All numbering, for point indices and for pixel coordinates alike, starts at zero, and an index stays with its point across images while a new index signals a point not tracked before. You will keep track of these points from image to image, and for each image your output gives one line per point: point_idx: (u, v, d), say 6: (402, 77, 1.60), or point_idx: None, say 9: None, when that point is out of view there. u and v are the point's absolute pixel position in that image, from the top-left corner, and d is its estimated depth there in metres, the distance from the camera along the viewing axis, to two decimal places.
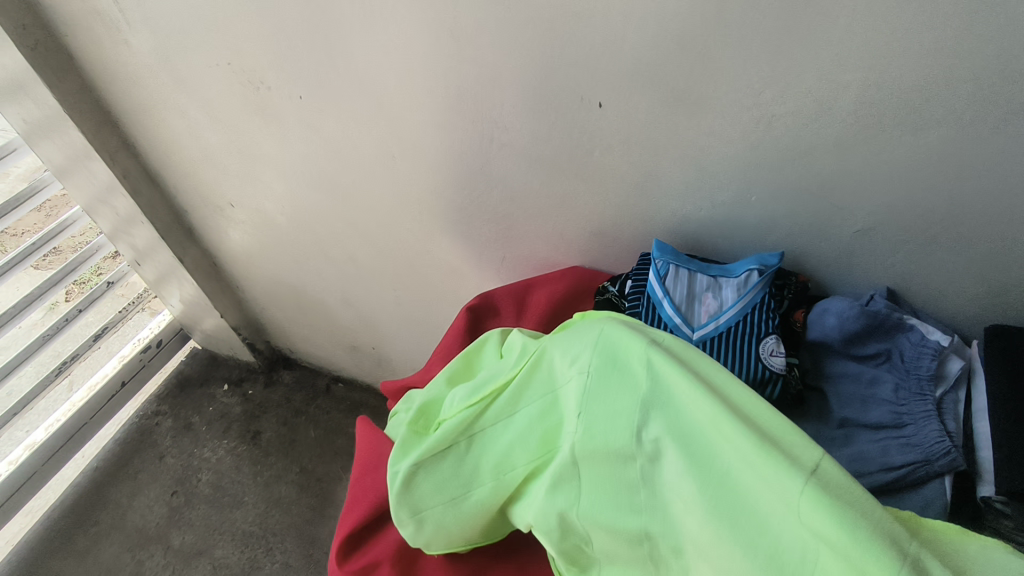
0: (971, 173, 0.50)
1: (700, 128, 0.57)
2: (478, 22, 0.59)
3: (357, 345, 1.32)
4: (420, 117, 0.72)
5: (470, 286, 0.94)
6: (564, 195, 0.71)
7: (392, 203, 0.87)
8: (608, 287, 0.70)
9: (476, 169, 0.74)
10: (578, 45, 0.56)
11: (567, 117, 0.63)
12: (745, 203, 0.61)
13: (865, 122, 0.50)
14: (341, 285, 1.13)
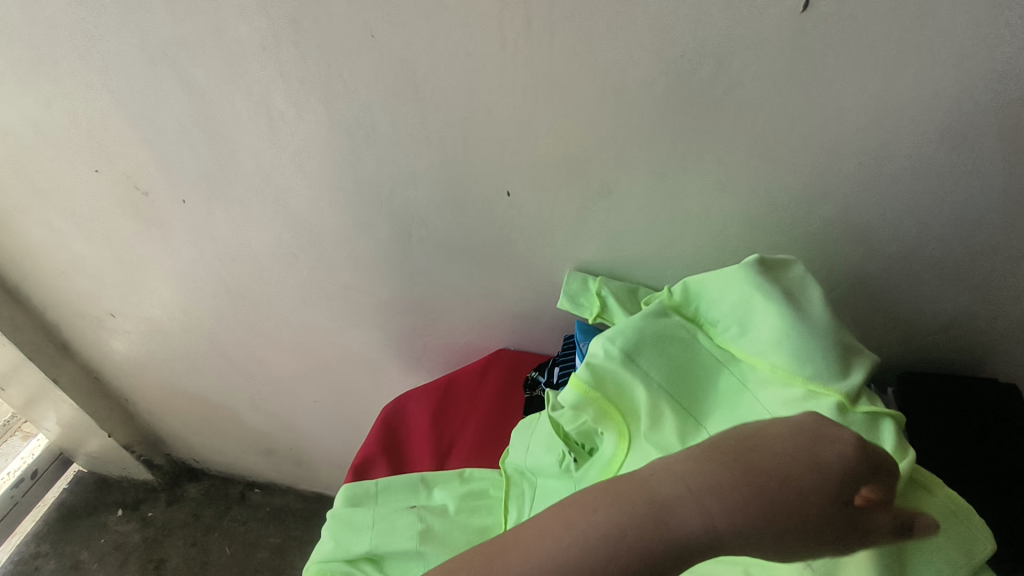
0: (867, 238, 0.52)
1: (612, 211, 0.57)
2: (374, 120, 0.56)
3: (272, 448, 1.21)
4: (321, 215, 0.67)
5: (392, 377, 0.89)
6: (482, 282, 0.69)
7: (298, 301, 0.81)
8: (538, 378, 0.68)
9: (387, 262, 0.70)
10: (481, 139, 0.55)
11: (476, 208, 0.61)
12: (663, 278, 0.61)
13: (765, 197, 0.52)
14: (248, 388, 1.03)
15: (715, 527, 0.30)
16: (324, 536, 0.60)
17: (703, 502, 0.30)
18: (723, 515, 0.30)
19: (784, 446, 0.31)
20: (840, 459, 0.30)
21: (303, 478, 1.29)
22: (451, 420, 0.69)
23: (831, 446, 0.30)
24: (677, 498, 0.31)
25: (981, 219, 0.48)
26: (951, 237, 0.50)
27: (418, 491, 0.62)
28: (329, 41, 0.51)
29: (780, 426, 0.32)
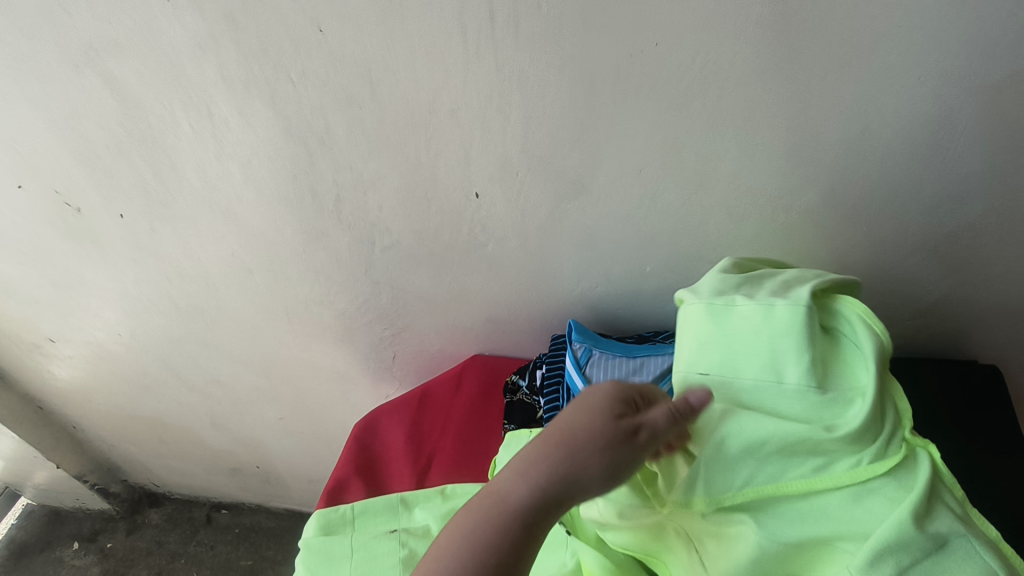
0: (847, 225, 0.51)
1: (586, 209, 0.54)
2: (328, 124, 0.52)
3: (238, 467, 1.15)
4: (275, 226, 0.63)
5: (362, 389, 0.85)
6: (452, 287, 0.65)
7: (256, 316, 0.76)
8: (518, 382, 0.65)
9: (349, 272, 0.66)
10: (445, 139, 0.51)
11: (443, 211, 0.57)
12: (641, 275, 0.59)
13: (744, 190, 0.50)
14: (207, 410, 0.97)
15: (537, 493, 0.37)
16: (297, 571, 0.55)
17: (524, 479, 0.37)
18: (543, 488, 0.37)
19: (580, 419, 0.38)
20: (615, 404, 0.38)
21: (273, 495, 1.23)
22: (429, 433, 0.66)
23: (604, 403, 0.38)
24: (509, 493, 0.37)
25: (958, 203, 0.48)
26: (929, 223, 0.49)
27: (397, 514, 0.58)
28: (271, 39, 0.47)
29: (569, 425, 0.38)
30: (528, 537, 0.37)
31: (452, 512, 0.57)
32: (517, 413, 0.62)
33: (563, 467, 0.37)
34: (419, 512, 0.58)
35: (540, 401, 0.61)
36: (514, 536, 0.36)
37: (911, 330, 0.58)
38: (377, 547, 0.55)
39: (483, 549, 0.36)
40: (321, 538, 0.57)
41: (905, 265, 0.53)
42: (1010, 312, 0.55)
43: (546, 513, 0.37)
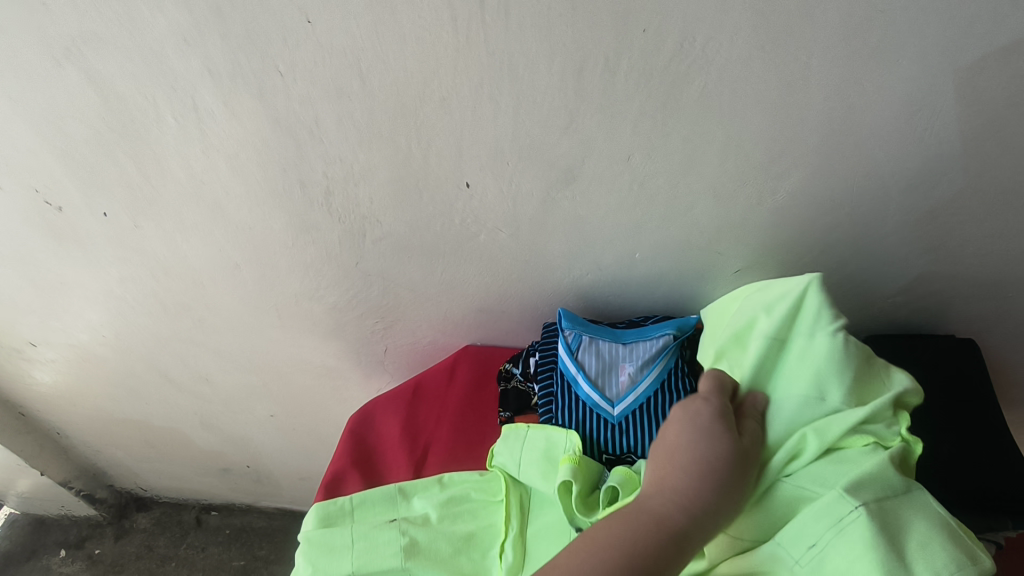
0: (831, 207, 0.52)
1: (576, 196, 0.55)
2: (317, 116, 0.52)
3: (228, 468, 1.14)
4: (264, 221, 0.62)
5: (353, 383, 0.85)
6: (443, 279, 0.66)
7: (245, 312, 0.75)
8: (512, 370, 0.65)
9: (340, 266, 0.66)
10: (436, 129, 0.51)
11: (434, 201, 0.57)
12: (631, 262, 0.60)
13: (732, 174, 0.51)
14: (195, 410, 0.96)
15: (692, 513, 0.40)
16: (298, 564, 0.55)
17: (684, 506, 0.40)
18: (693, 504, 0.40)
19: (699, 434, 0.43)
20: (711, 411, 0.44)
21: (264, 494, 1.22)
22: (425, 424, 0.67)
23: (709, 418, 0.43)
24: (669, 511, 0.40)
25: (937, 182, 0.49)
26: (908, 202, 0.51)
27: (394, 503, 0.59)
28: (259, 31, 0.46)
29: (692, 431, 0.43)
30: (680, 558, 0.39)
31: (450, 500, 0.58)
32: (512, 401, 0.63)
33: (724, 485, 0.41)
34: (416, 500, 0.58)
35: (535, 387, 0.62)
36: (665, 550, 0.39)
37: (893, 307, 0.60)
38: (375, 538, 0.55)
39: (651, 559, 0.39)
40: (318, 532, 0.57)
41: (887, 243, 0.54)
42: (985, 288, 0.57)
43: (710, 523, 0.40)
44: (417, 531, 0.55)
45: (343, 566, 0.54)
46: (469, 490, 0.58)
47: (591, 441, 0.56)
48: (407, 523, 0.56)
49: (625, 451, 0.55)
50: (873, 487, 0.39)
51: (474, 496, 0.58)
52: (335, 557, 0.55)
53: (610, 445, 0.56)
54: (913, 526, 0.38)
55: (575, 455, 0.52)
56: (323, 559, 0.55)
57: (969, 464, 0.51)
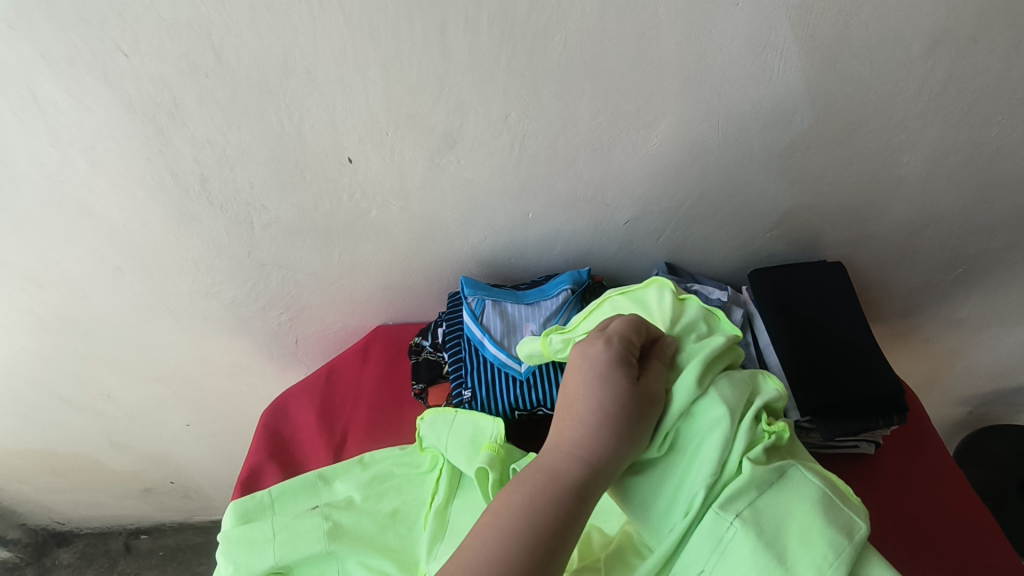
0: (702, 148, 0.55)
1: (461, 161, 0.55)
2: (175, 98, 0.49)
3: (149, 486, 1.08)
4: (140, 218, 0.59)
5: (268, 378, 0.83)
6: (342, 259, 0.65)
7: (137, 318, 0.71)
8: (421, 342, 0.65)
9: (232, 258, 0.64)
10: (306, 104, 0.50)
11: (318, 180, 0.56)
12: (525, 222, 0.61)
13: (605, 125, 0.52)
14: (102, 430, 0.91)
15: (591, 468, 0.41)
16: (219, 562, 0.53)
17: (576, 455, 0.41)
18: (590, 458, 0.41)
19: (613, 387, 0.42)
20: (623, 365, 0.44)
21: (195, 508, 1.18)
22: (341, 409, 0.66)
23: (614, 368, 0.43)
24: (566, 466, 0.41)
25: (790, 116, 0.53)
26: (769, 138, 0.54)
27: (317, 490, 0.57)
28: (91, 9, 0.43)
29: (614, 391, 0.42)
30: (583, 508, 0.40)
31: (374, 480, 0.57)
32: (423, 372, 0.64)
33: (619, 424, 0.42)
34: (339, 485, 0.57)
35: (444, 357, 0.63)
36: (569, 505, 0.40)
37: (769, 240, 0.65)
38: (298, 527, 0.54)
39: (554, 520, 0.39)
40: (237, 528, 0.55)
41: (757, 179, 0.58)
42: (847, 213, 0.62)
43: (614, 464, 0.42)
44: (341, 514, 0.55)
45: (266, 559, 0.52)
46: (393, 468, 0.58)
47: (501, 400, 0.57)
48: (331, 507, 0.55)
49: (536, 405, 0.57)
50: (751, 492, 0.41)
51: (398, 474, 0.58)
52: (257, 550, 0.53)
53: (521, 401, 0.57)
54: (794, 513, 0.40)
55: (498, 442, 0.53)
56: (245, 555, 0.53)
57: (845, 374, 0.57)
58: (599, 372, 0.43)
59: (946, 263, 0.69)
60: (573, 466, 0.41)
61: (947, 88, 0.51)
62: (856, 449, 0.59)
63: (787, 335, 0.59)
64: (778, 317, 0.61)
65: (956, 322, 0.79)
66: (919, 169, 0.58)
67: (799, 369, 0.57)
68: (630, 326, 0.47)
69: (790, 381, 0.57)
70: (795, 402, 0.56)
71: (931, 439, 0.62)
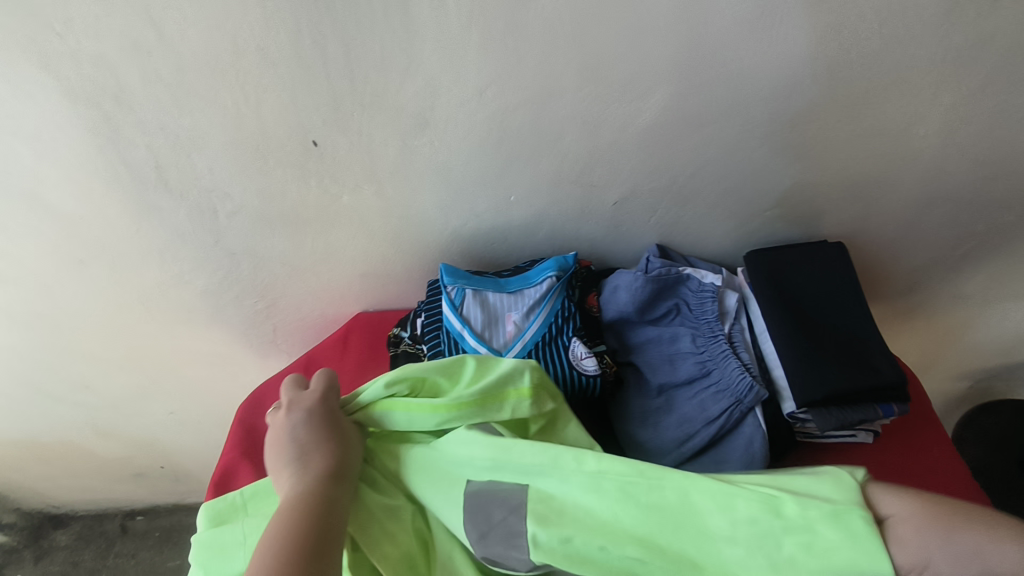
0: (694, 123, 0.51)
1: (435, 143, 0.51)
2: (120, 80, 0.45)
3: (140, 471, 1.07)
4: (96, 207, 0.55)
5: (250, 366, 0.80)
6: (316, 248, 0.61)
7: (107, 310, 0.68)
8: (401, 333, 0.62)
9: (199, 247, 0.60)
10: (263, 84, 0.46)
11: (282, 165, 0.52)
12: (507, 206, 0.57)
13: (590, 101, 0.48)
14: (85, 420, 0.89)
15: (319, 475, 0.42)
16: (191, 567, 0.51)
17: (296, 473, 0.43)
18: (319, 464, 0.43)
19: (320, 428, 0.46)
20: (293, 407, 0.47)
21: (188, 491, 1.17)
22: None
23: (296, 416, 0.46)
24: (299, 484, 0.42)
25: (791, 86, 0.49)
26: (767, 111, 0.50)
27: None
28: None
29: (303, 414, 0.47)
30: (338, 496, 0.42)
31: None
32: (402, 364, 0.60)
33: (324, 436, 0.45)
34: None
35: (423, 349, 0.59)
36: (315, 510, 0.40)
37: (767, 219, 0.61)
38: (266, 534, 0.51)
39: (302, 518, 0.39)
40: (209, 531, 0.52)
41: (754, 155, 0.54)
42: (849, 190, 0.58)
43: (350, 482, 0.44)
44: None
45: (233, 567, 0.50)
46: None
47: None
48: None
49: None
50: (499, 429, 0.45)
51: None
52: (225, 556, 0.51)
53: None
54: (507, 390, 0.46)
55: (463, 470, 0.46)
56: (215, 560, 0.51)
57: (848, 363, 0.54)
58: (307, 418, 0.46)
59: (954, 239, 0.66)
60: (305, 478, 0.42)
61: (965, 53, 0.46)
62: (854, 439, 0.58)
63: (786, 321, 0.56)
64: (776, 301, 0.58)
65: (961, 298, 0.76)
66: (929, 141, 0.54)
67: (798, 358, 0.54)
68: (293, 387, 0.49)
69: (787, 370, 0.54)
70: (797, 391, 0.53)
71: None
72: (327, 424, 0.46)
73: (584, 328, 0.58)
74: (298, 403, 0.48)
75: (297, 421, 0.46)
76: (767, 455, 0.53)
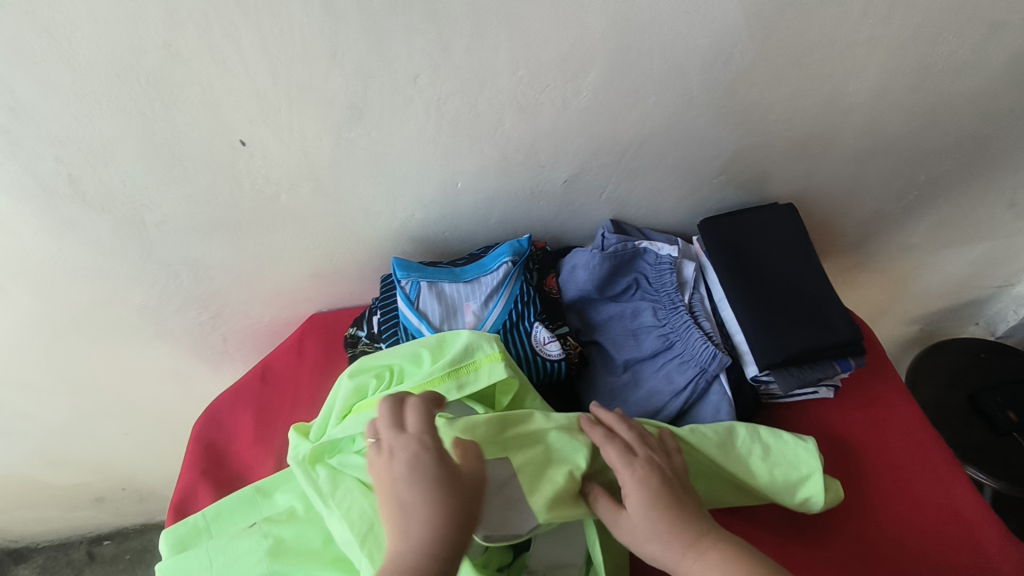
0: (638, 96, 0.50)
1: (371, 134, 0.48)
2: (13, 89, 0.41)
3: (99, 496, 1.03)
4: (8, 229, 0.51)
5: (204, 378, 0.77)
6: (258, 252, 0.58)
7: (37, 336, 0.64)
8: (358, 333, 0.60)
9: (130, 261, 0.57)
10: (176, 84, 0.42)
11: (210, 168, 0.49)
12: (455, 193, 0.55)
13: (529, 81, 0.47)
14: (32, 451, 0.84)
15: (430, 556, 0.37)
16: None
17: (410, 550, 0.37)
18: (433, 540, 0.37)
19: (430, 493, 0.39)
20: (411, 455, 0.40)
21: (154, 510, 1.13)
22: (279, 409, 0.61)
23: (410, 469, 0.40)
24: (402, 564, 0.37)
25: (731, 52, 0.48)
26: (709, 78, 0.49)
27: (255, 505, 0.53)
28: None
29: (409, 473, 0.39)
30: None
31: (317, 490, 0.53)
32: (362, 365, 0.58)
33: (436, 502, 0.38)
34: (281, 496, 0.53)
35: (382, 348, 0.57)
36: None
37: (718, 186, 0.61)
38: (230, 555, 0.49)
39: None
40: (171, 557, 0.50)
41: (700, 124, 0.53)
42: (795, 151, 0.59)
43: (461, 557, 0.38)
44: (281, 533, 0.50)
45: None
46: None
47: None
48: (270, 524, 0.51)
49: None
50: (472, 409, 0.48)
51: None
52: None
53: None
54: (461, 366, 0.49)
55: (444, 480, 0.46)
56: None
57: (806, 323, 0.55)
58: (421, 475, 0.39)
59: (898, 191, 0.67)
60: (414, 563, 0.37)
61: (896, 7, 0.46)
62: (815, 395, 0.59)
63: (744, 287, 0.57)
64: (733, 267, 0.58)
65: (907, 247, 0.78)
66: (868, 98, 0.54)
67: (758, 322, 0.55)
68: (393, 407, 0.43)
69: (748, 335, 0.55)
70: (759, 355, 0.53)
71: (935, 487, 0.53)
72: (441, 487, 0.39)
73: (545, 310, 0.57)
74: (400, 454, 0.41)
75: (402, 481, 0.40)
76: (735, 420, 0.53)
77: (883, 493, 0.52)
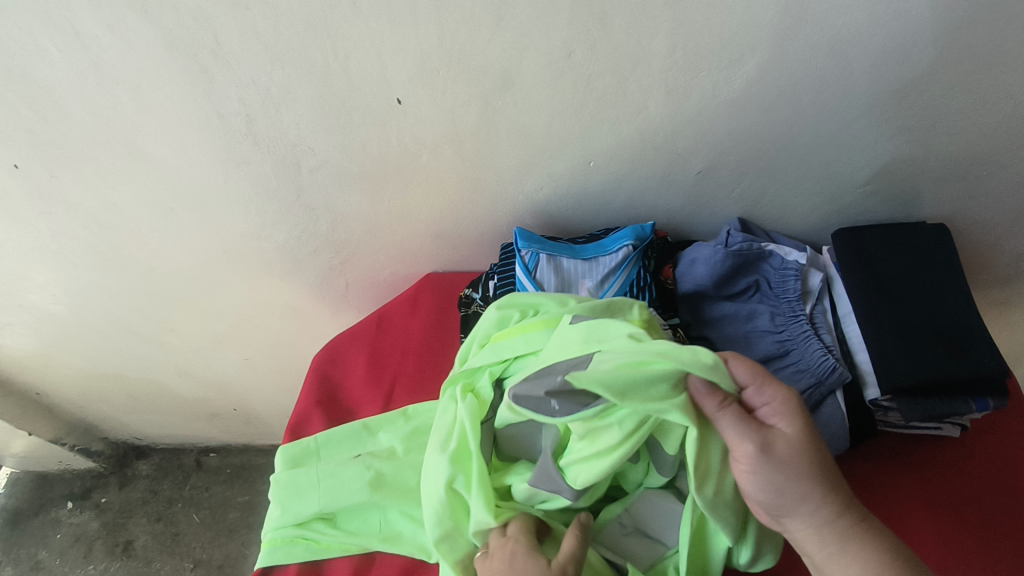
0: (793, 91, 0.48)
1: (518, 104, 0.50)
2: (218, 32, 0.46)
3: (214, 412, 1.14)
4: (189, 158, 0.57)
5: (321, 319, 0.83)
6: (392, 206, 0.62)
7: (193, 258, 0.71)
8: (472, 295, 0.63)
9: (281, 200, 0.62)
10: (352, 39, 0.46)
11: (366, 121, 0.53)
12: (586, 171, 0.56)
13: (682, 65, 0.46)
14: (169, 360, 0.95)
15: None
16: (269, 503, 0.55)
17: None
18: None
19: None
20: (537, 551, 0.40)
21: (257, 433, 1.24)
22: (390, 357, 0.65)
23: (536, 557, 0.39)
24: None
25: (906, 52, 0.45)
26: (875, 79, 0.47)
27: (360, 439, 0.58)
28: None
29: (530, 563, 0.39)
30: None
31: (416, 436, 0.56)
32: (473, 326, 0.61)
33: None
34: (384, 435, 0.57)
35: None
36: None
37: (861, 196, 0.58)
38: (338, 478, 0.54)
39: None
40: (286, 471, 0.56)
41: (855, 127, 0.51)
42: (957, 168, 0.54)
43: None
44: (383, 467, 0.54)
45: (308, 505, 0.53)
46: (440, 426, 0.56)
47: None
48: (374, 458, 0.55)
49: None
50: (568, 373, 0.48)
51: None
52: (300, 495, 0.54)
53: None
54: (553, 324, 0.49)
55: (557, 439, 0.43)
56: (290, 499, 0.54)
57: (941, 351, 0.51)
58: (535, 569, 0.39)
59: None
60: None
61: None
62: (938, 432, 0.54)
63: (875, 305, 0.54)
64: (864, 282, 0.55)
65: None
66: None
67: (885, 343, 0.52)
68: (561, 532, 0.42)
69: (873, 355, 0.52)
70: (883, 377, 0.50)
71: None
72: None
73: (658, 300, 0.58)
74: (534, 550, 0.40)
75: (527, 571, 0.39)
76: (847, 439, 0.51)
77: (1007, 537, 0.49)
